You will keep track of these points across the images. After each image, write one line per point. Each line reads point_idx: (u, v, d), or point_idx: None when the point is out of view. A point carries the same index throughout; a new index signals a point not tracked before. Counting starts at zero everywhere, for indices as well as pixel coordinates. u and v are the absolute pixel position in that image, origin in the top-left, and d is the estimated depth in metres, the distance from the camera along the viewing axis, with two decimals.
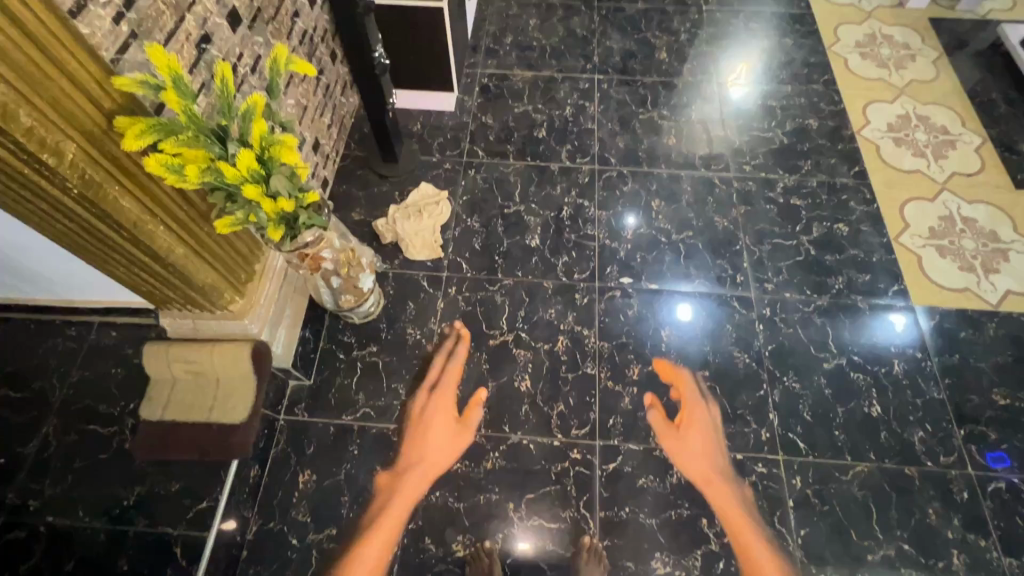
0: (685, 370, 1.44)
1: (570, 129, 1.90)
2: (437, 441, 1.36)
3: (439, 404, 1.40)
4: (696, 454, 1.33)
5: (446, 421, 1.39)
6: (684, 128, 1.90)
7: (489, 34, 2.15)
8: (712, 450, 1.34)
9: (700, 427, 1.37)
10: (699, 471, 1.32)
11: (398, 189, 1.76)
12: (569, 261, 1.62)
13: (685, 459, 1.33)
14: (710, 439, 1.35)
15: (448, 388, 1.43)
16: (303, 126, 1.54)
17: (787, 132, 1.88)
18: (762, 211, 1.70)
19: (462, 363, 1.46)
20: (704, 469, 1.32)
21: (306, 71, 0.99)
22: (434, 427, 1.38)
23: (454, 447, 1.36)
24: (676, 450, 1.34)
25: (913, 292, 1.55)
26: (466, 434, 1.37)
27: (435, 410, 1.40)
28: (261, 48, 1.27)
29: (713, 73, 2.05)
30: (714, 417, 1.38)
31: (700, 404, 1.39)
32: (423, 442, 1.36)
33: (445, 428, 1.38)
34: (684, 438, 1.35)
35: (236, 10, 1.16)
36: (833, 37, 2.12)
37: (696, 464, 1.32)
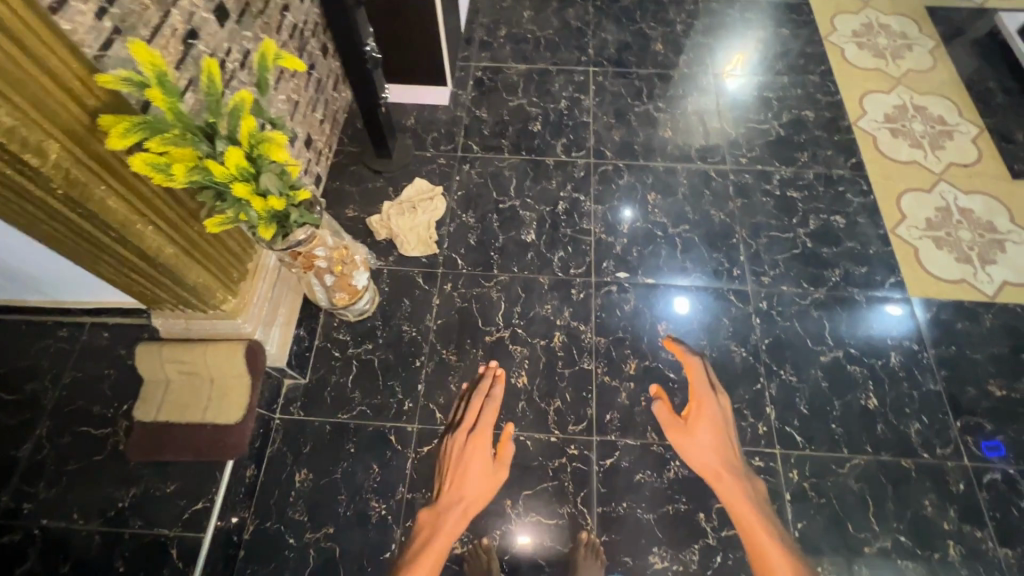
0: (696, 361, 1.38)
1: (565, 122, 1.88)
2: (476, 480, 1.25)
3: (478, 443, 1.28)
4: (706, 446, 1.25)
5: (484, 460, 1.27)
6: (681, 120, 1.88)
7: (483, 26, 2.13)
8: (721, 442, 1.26)
9: (710, 418, 1.30)
10: (709, 464, 1.24)
11: (392, 185, 1.75)
12: (565, 256, 1.61)
13: (694, 452, 1.26)
14: (720, 431, 1.28)
15: (486, 426, 1.31)
16: (294, 122, 1.52)
17: (784, 123, 1.87)
18: (759, 203, 1.69)
19: (497, 400, 1.36)
20: (713, 461, 1.24)
21: (295, 66, 0.96)
22: (472, 470, 1.25)
23: (491, 485, 1.26)
24: (684, 441, 1.28)
25: (910, 284, 1.54)
26: (502, 471, 1.29)
27: (474, 450, 1.27)
28: (250, 43, 1.25)
29: (710, 64, 2.03)
30: (722, 409, 1.32)
31: (709, 396, 1.33)
32: (463, 482, 1.24)
33: (482, 466, 1.26)
34: (693, 431, 1.28)
35: (222, 4, 1.14)
36: (830, 27, 2.10)
37: (705, 457, 1.24)
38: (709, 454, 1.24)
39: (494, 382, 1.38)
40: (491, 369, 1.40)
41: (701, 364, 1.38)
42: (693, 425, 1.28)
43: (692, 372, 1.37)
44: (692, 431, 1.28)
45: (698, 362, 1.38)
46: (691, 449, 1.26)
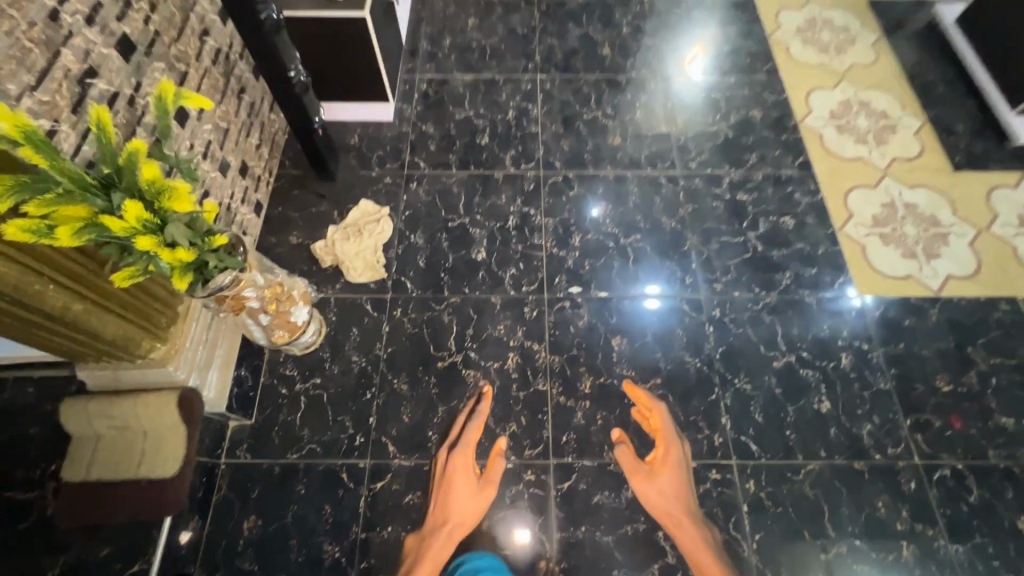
0: (661, 405, 1.37)
1: (513, 134, 1.84)
2: (460, 498, 1.24)
3: (460, 461, 1.28)
4: (668, 492, 1.25)
5: (468, 477, 1.27)
6: (630, 126, 1.86)
7: (427, 36, 2.07)
8: (683, 489, 1.26)
9: (673, 465, 1.29)
10: (670, 511, 1.23)
11: (337, 208, 1.69)
12: (517, 273, 1.58)
13: (655, 498, 1.24)
14: (683, 481, 1.27)
15: (469, 444, 1.30)
16: (225, 151, 1.45)
17: (731, 125, 1.86)
18: (709, 208, 1.69)
19: (482, 416, 1.36)
20: (675, 508, 1.23)
21: (201, 105, 0.91)
22: (455, 486, 1.25)
23: (478, 504, 1.25)
24: (646, 487, 1.26)
25: (858, 283, 1.56)
26: (489, 490, 1.27)
27: (456, 467, 1.27)
28: (162, 74, 1.19)
29: (659, 66, 2.01)
30: (683, 458, 1.30)
31: (674, 444, 1.31)
32: (447, 501, 1.24)
33: (466, 485, 1.26)
34: (655, 478, 1.26)
35: (126, 38, 1.08)
36: (774, 24, 2.10)
37: (665, 503, 1.24)
38: (670, 501, 1.24)
39: (482, 400, 1.39)
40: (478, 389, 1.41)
41: (664, 407, 1.37)
42: (657, 471, 1.27)
43: (655, 416, 1.35)
44: (656, 478, 1.26)
45: (662, 406, 1.37)
46: (653, 497, 1.25)
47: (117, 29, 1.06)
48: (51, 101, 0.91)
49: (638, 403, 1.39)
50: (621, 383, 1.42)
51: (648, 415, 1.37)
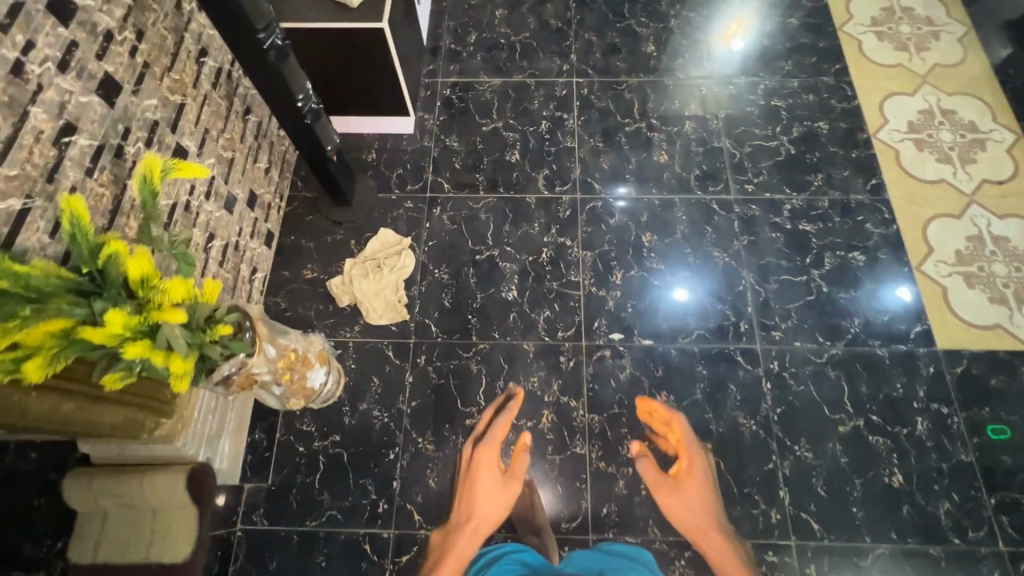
0: (679, 415, 1.17)
1: (547, 149, 1.65)
2: (485, 494, 1.00)
3: (485, 453, 1.05)
4: (694, 503, 1.02)
5: (493, 470, 1.04)
6: (678, 140, 1.66)
7: (450, 32, 1.86)
8: (713, 501, 1.02)
9: (701, 476, 1.06)
10: (700, 525, 0.98)
11: (354, 237, 1.55)
12: (552, 316, 1.43)
13: (682, 510, 1.01)
14: (714, 493, 1.04)
15: (495, 439, 1.09)
16: (230, 183, 1.31)
17: (794, 139, 1.64)
18: (767, 240, 1.50)
19: (512, 413, 1.16)
20: (706, 521, 0.99)
21: (193, 174, 0.78)
22: (478, 478, 1.02)
23: (505, 498, 1.01)
24: (673, 501, 1.03)
25: (938, 334, 1.38)
26: (514, 486, 1.03)
27: (482, 459, 1.04)
28: (154, 112, 1.04)
29: (695, 49, 1.81)
30: (709, 467, 1.08)
31: (700, 451, 1.10)
32: (470, 495, 1.00)
33: (491, 480, 1.02)
34: (681, 489, 1.04)
35: (110, 79, 0.93)
36: (844, 15, 1.85)
37: (693, 517, 1.00)
38: (700, 514, 1.00)
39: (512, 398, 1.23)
40: (511, 391, 1.30)
41: (685, 418, 1.16)
42: (683, 482, 1.05)
43: (675, 421, 1.15)
44: (682, 491, 1.04)
45: (680, 416, 1.17)
46: (680, 514, 1.01)
47: (97, 70, 0.90)
48: (20, 175, 0.77)
49: (655, 416, 1.24)
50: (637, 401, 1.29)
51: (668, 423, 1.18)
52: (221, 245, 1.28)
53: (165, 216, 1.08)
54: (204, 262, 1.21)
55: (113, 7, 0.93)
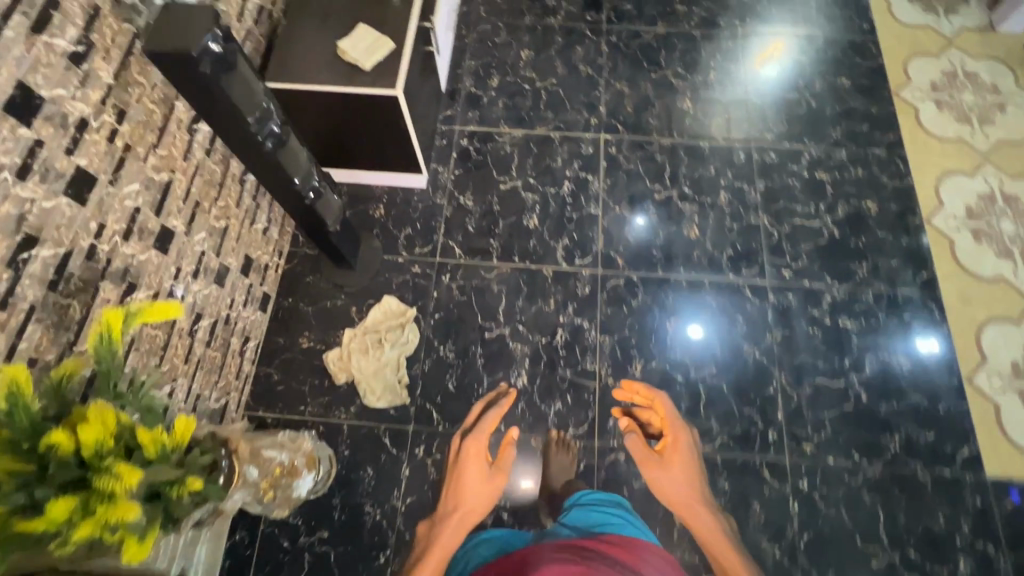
0: (663, 394, 1.31)
1: (568, 215, 1.53)
2: (472, 483, 1.17)
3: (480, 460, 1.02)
4: (680, 482, 1.19)
5: (480, 462, 1.20)
6: (712, 213, 1.53)
7: (471, 73, 1.73)
8: (696, 478, 1.20)
9: (687, 453, 1.23)
10: (684, 499, 1.18)
11: (355, 303, 1.44)
12: (563, 409, 1.33)
13: (668, 487, 1.20)
14: (694, 469, 1.21)
15: (483, 432, 1.25)
16: (223, 254, 1.21)
17: (839, 220, 1.51)
18: (803, 337, 1.38)
19: (501, 410, 1.29)
20: (689, 496, 1.18)
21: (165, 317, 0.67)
22: (467, 474, 1.19)
23: (490, 489, 1.16)
24: (659, 476, 1.21)
25: (988, 459, 1.25)
26: (501, 477, 1.18)
27: (468, 453, 1.22)
28: (136, 198, 0.93)
29: (729, 70, 1.73)
30: (691, 443, 1.25)
31: (682, 429, 1.26)
32: (459, 487, 1.17)
33: (478, 474, 1.18)
34: (667, 465, 1.21)
35: (82, 174, 0.82)
36: (901, 77, 1.69)
37: (676, 490, 1.19)
38: (683, 489, 1.18)
39: (504, 396, 1.33)
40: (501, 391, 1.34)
41: (666, 397, 1.31)
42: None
43: (658, 401, 1.29)
44: (669, 466, 1.21)
45: (663, 397, 1.31)
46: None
47: (67, 166, 0.79)
48: None
49: (638, 397, 1.32)
50: (619, 381, 1.35)
51: (648, 402, 1.31)
52: (209, 323, 1.18)
53: None
54: (189, 346, 1.11)
55: (88, 90, 0.82)
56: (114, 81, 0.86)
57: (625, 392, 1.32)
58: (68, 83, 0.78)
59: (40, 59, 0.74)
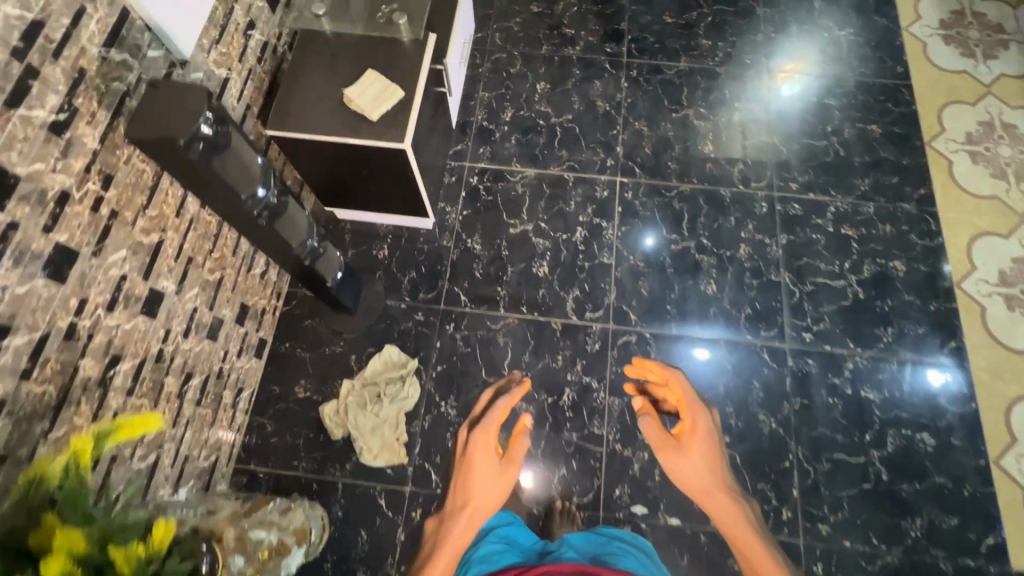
0: (680, 369, 0.86)
1: (579, 264, 1.46)
2: (479, 481, 0.76)
3: (482, 440, 0.78)
4: (699, 477, 0.77)
5: (488, 455, 0.77)
6: (730, 267, 1.46)
7: (484, 105, 1.66)
8: (720, 466, 0.78)
9: (708, 440, 0.79)
10: (707, 491, 0.77)
11: (355, 351, 1.38)
12: (568, 475, 1.27)
13: (689, 479, 0.78)
14: (718, 467, 0.78)
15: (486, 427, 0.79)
16: (217, 307, 1.15)
17: (864, 281, 1.43)
18: (822, 407, 1.31)
19: (513, 396, 0.84)
20: (713, 486, 0.77)
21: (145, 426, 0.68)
22: (473, 471, 0.77)
23: (503, 488, 0.76)
24: (677, 467, 0.78)
25: (1014, 550, 1.19)
26: (513, 471, 0.77)
27: (474, 449, 0.78)
28: (122, 266, 0.87)
29: (747, 88, 1.69)
30: (714, 429, 0.81)
31: (702, 413, 0.81)
32: (464, 480, 0.77)
33: (487, 466, 0.77)
34: (684, 455, 0.78)
35: (61, 251, 0.76)
36: (934, 127, 1.61)
37: (697, 484, 0.77)
38: (707, 481, 0.77)
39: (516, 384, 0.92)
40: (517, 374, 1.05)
41: (684, 373, 0.86)
42: (686, 442, 0.79)
43: (672, 377, 0.85)
44: (687, 454, 0.78)
45: (682, 373, 0.86)
46: (686, 477, 0.78)
47: (44, 245, 0.73)
48: None
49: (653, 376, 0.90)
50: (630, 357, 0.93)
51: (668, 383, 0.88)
52: (200, 381, 1.12)
53: (129, 379, 0.92)
54: (177, 409, 1.06)
55: (70, 160, 0.75)
56: (100, 145, 0.80)
57: (635, 369, 0.92)
58: (47, 155, 0.72)
59: (16, 134, 0.68)
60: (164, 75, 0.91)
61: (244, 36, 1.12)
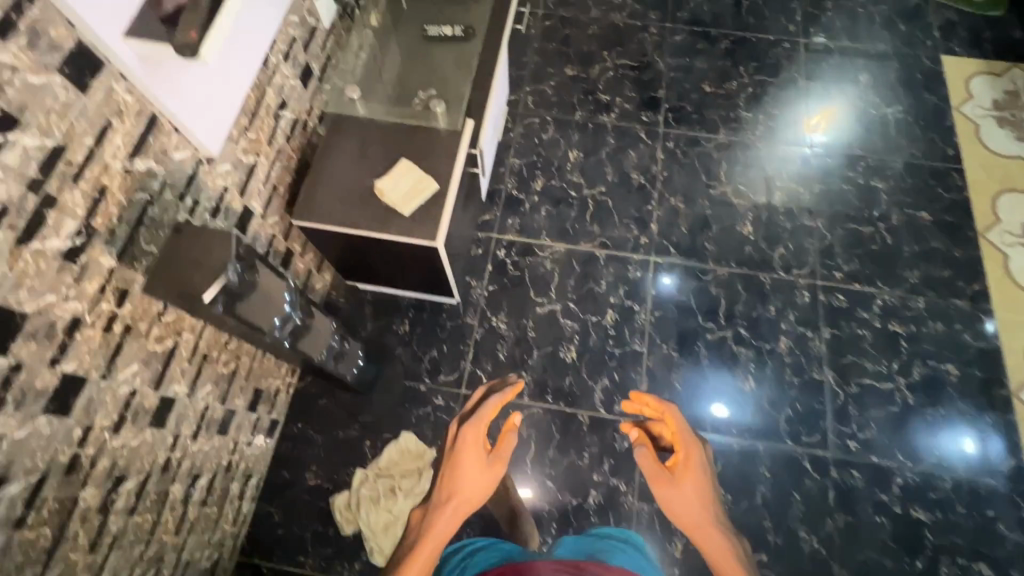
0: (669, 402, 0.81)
1: (609, 350, 1.39)
2: (469, 475, 0.76)
3: (471, 433, 0.79)
4: (689, 503, 0.74)
5: (478, 452, 0.78)
6: (770, 361, 1.38)
7: (514, 173, 1.61)
8: (712, 498, 0.75)
9: (699, 469, 0.77)
10: (698, 522, 0.74)
11: (370, 436, 1.31)
12: None
13: (679, 512, 0.75)
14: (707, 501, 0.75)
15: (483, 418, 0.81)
16: (230, 399, 1.08)
17: (914, 385, 1.35)
18: (869, 527, 1.22)
19: (506, 397, 0.84)
20: (705, 517, 0.74)
21: None
22: (462, 464, 0.77)
23: (489, 480, 0.77)
24: (665, 497, 0.75)
25: None
26: (501, 467, 0.79)
27: (465, 442, 0.78)
28: (132, 381, 0.81)
29: (788, 163, 1.62)
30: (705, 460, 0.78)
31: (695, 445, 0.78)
32: (452, 473, 0.77)
33: (475, 462, 0.77)
34: (676, 487, 0.75)
35: (67, 382, 0.70)
36: (989, 216, 1.53)
37: (685, 511, 0.74)
38: (696, 511, 0.74)
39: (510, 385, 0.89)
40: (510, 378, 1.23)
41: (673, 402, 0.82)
42: (680, 477, 0.75)
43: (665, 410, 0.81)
44: (678, 485, 0.75)
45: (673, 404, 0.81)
46: (675, 510, 0.75)
47: (49, 379, 0.67)
48: None
49: None
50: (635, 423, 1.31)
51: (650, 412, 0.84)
52: (208, 479, 1.05)
53: (132, 498, 0.85)
54: (181, 514, 0.99)
55: (83, 284, 0.70)
56: (117, 262, 0.74)
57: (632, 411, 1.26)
58: (59, 284, 0.67)
59: (27, 271, 0.62)
60: (189, 174, 0.86)
61: (275, 117, 1.06)
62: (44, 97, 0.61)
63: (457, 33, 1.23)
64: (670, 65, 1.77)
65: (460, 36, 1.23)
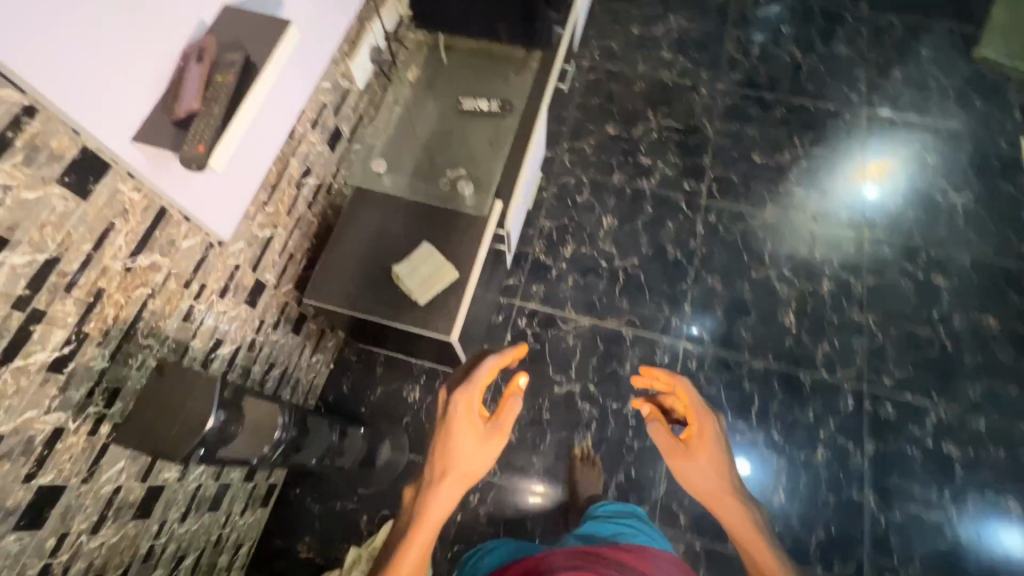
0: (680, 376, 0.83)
1: (628, 443, 1.30)
2: (468, 450, 0.73)
3: (465, 401, 0.76)
4: (706, 475, 0.75)
5: (474, 421, 0.75)
6: (804, 473, 1.26)
7: (543, 236, 1.54)
8: (729, 468, 0.76)
9: (712, 440, 0.77)
10: (714, 491, 0.75)
11: (368, 511, 1.25)
12: None
13: (697, 480, 0.75)
14: (723, 471, 0.75)
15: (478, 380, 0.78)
16: (225, 473, 1.04)
17: (967, 519, 1.21)
18: None
19: (500, 361, 0.82)
20: (720, 486, 0.74)
21: None
22: (458, 435, 0.74)
23: (489, 453, 0.74)
24: (683, 468, 0.76)
25: None
26: (501, 437, 0.76)
27: (458, 409, 0.75)
28: (117, 478, 0.77)
29: (841, 248, 1.50)
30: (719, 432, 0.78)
31: (708, 416, 0.78)
32: (447, 447, 0.74)
33: (474, 434, 0.74)
34: (693, 458, 0.75)
35: (42, 494, 0.66)
36: None
37: (702, 482, 0.75)
38: (713, 481, 0.74)
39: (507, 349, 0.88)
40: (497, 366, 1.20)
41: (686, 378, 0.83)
42: (695, 449, 0.76)
43: (677, 383, 0.82)
44: (694, 456, 0.75)
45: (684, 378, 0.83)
46: (692, 480, 0.76)
47: (22, 495, 0.64)
48: None
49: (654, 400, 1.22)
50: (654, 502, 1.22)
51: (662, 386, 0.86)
52: (194, 557, 1.01)
53: None
54: None
55: (69, 392, 0.66)
56: (108, 363, 0.70)
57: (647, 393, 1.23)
58: (41, 399, 0.63)
59: (5, 390, 0.59)
60: (198, 260, 0.82)
61: (297, 187, 1.02)
62: (39, 211, 0.57)
63: (493, 109, 1.18)
64: (718, 130, 1.67)
65: (496, 111, 1.18)
